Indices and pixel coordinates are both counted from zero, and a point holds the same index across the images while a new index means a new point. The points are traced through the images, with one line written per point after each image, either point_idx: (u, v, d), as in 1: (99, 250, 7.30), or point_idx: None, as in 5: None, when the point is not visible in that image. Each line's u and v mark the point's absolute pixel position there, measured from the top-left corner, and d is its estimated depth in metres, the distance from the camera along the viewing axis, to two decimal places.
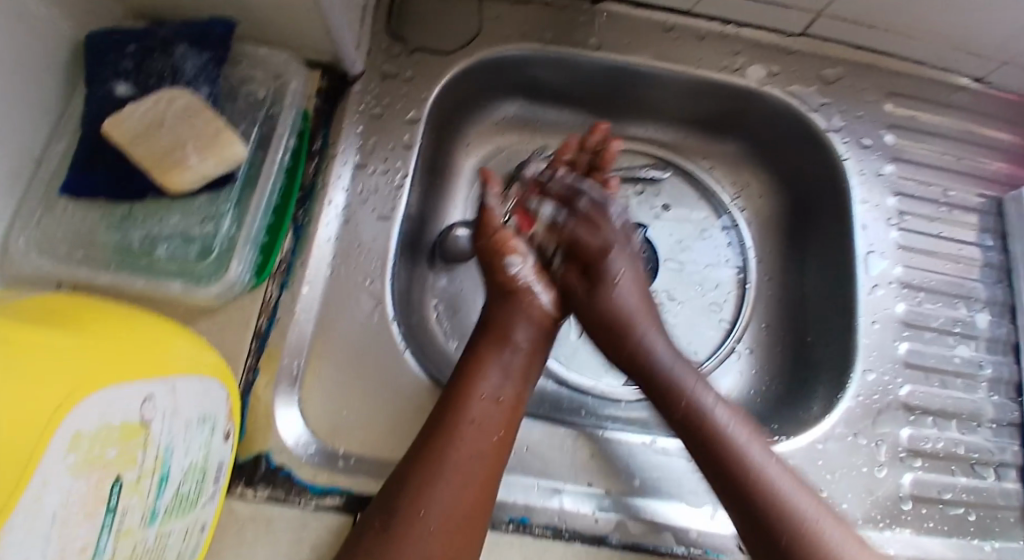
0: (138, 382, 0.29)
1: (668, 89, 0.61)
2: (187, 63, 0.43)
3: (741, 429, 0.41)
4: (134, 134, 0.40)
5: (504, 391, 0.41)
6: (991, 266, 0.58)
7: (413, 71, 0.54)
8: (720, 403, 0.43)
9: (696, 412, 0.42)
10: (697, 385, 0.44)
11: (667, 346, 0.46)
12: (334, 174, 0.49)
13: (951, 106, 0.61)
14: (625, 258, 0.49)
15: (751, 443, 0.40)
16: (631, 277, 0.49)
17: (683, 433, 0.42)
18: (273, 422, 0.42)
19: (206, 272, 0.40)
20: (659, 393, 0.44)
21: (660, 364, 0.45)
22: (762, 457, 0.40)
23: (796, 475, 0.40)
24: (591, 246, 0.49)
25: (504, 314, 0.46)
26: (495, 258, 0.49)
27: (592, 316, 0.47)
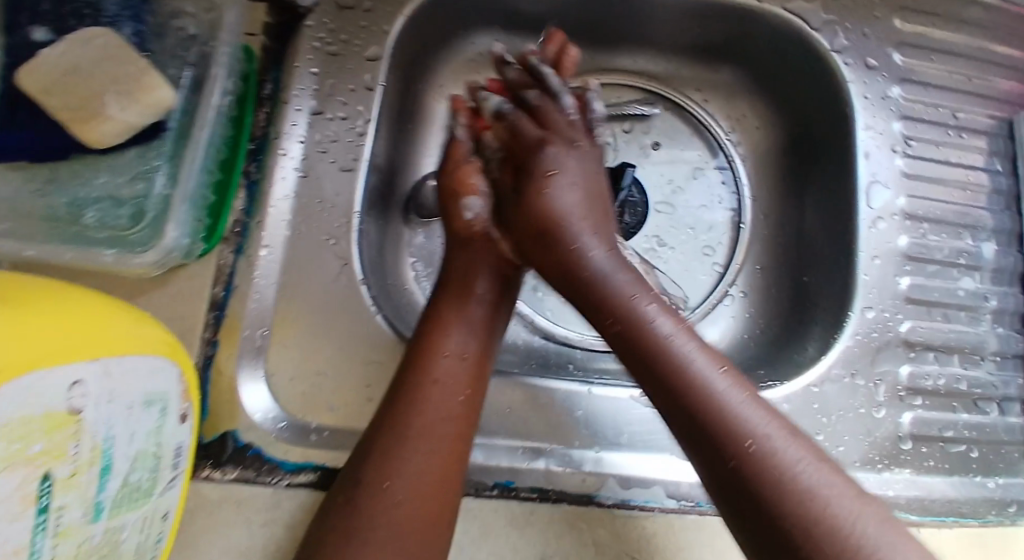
0: (70, 365, 0.26)
1: (659, 10, 0.55)
2: (107, 0, 0.37)
3: (686, 341, 0.36)
4: (48, 84, 0.35)
5: (468, 346, 0.40)
6: (1000, 192, 0.54)
7: (372, 1, 0.48)
8: (662, 314, 0.37)
9: (633, 322, 0.37)
10: (636, 293, 0.38)
11: (607, 255, 0.40)
12: (289, 123, 0.45)
13: (965, 22, 0.56)
14: (569, 154, 0.43)
15: (696, 354, 0.35)
16: (573, 181, 0.42)
17: (623, 350, 0.37)
18: (237, 398, 0.40)
19: (140, 238, 0.35)
20: (593, 306, 0.39)
21: (594, 272, 0.39)
22: (708, 369, 0.34)
23: (751, 388, 0.34)
24: (536, 137, 0.43)
25: (465, 265, 0.43)
26: (451, 200, 0.44)
27: (524, 218, 0.41)
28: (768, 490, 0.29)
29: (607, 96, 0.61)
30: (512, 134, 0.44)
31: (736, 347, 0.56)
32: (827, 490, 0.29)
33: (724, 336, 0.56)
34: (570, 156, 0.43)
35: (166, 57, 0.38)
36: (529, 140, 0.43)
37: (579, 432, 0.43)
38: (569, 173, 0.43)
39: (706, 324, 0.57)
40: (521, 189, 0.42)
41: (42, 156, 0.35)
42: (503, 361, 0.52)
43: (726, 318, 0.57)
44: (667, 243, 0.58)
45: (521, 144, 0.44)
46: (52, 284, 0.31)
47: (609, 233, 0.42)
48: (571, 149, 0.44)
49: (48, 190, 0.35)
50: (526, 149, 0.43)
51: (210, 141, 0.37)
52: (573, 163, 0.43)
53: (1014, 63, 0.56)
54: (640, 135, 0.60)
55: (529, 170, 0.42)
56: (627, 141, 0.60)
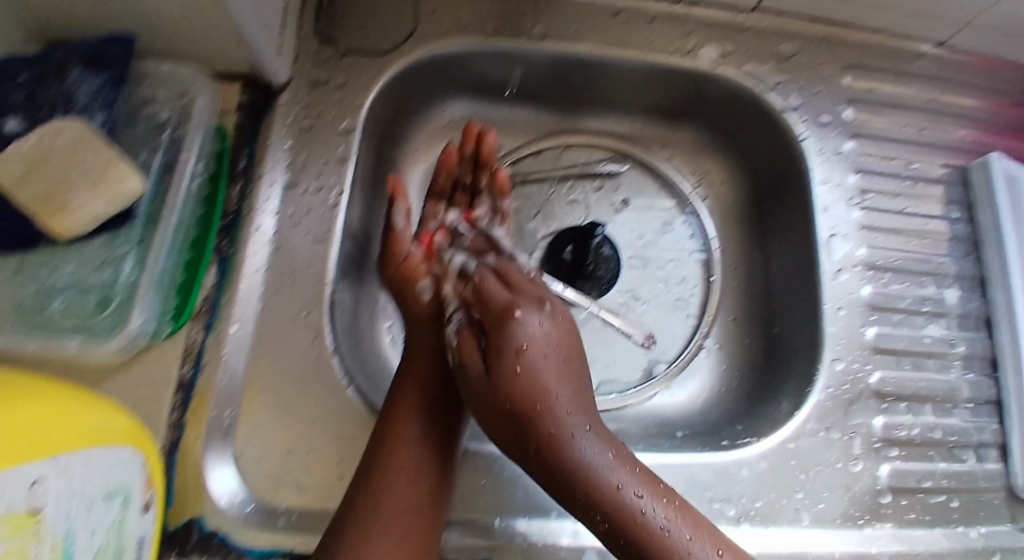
0: (28, 463, 0.25)
1: (625, 76, 0.57)
2: (80, 89, 0.38)
3: (681, 530, 0.34)
4: (15, 175, 0.34)
5: (432, 431, 0.40)
6: (959, 239, 0.56)
7: (344, 76, 0.50)
8: (651, 497, 0.34)
9: (624, 520, 0.34)
10: (624, 480, 0.34)
11: (589, 432, 0.35)
12: (261, 197, 0.45)
13: (913, 75, 0.59)
14: (534, 315, 0.39)
15: (695, 543, 0.33)
16: (546, 347, 0.38)
17: (616, 544, 0.34)
18: (204, 484, 0.39)
19: (106, 326, 0.35)
20: (579, 500, 0.35)
21: (578, 470, 0.34)
22: (710, 558, 0.33)
23: (745, 555, 0.34)
24: (503, 302, 0.41)
25: (423, 348, 0.43)
26: (404, 285, 0.46)
27: (491, 403, 0.36)
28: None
29: (578, 155, 0.62)
30: (479, 295, 0.42)
31: (714, 401, 0.56)
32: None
33: (700, 388, 0.57)
34: (540, 319, 0.39)
35: (137, 142, 0.41)
36: (495, 306, 0.40)
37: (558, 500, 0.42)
38: (539, 340, 0.38)
39: (683, 379, 0.57)
40: (488, 368, 0.37)
41: (9, 246, 0.35)
42: None
43: (701, 373, 0.58)
44: (641, 297, 0.59)
45: (488, 308, 0.41)
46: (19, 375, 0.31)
47: (585, 402, 0.37)
48: (539, 311, 0.40)
49: (16, 279, 0.35)
50: (492, 317, 0.40)
51: (177, 224, 0.39)
52: (543, 325, 0.39)
53: (967, 111, 0.60)
54: (610, 191, 0.62)
55: (497, 347, 0.37)
56: (598, 198, 0.61)
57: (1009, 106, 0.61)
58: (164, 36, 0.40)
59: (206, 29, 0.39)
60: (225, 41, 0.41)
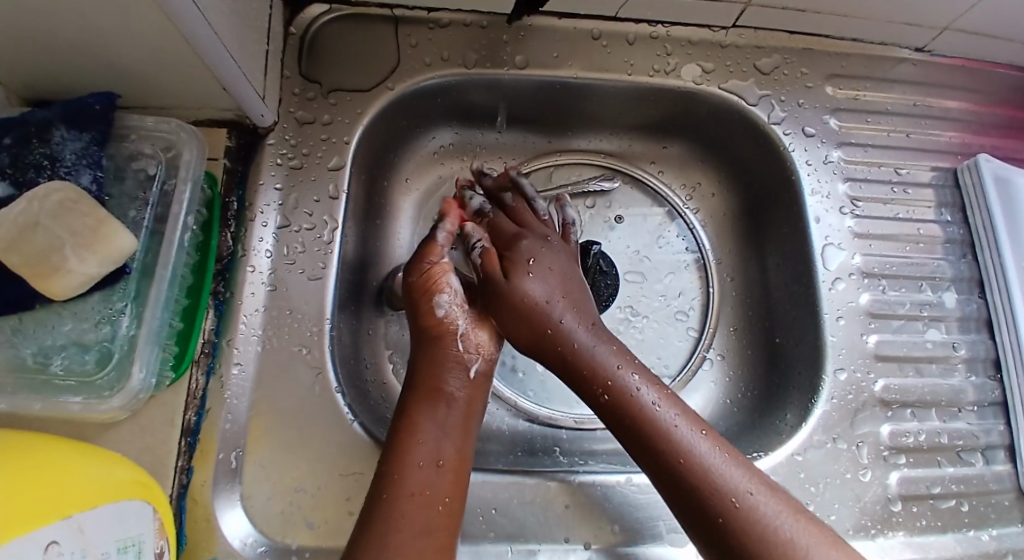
0: (38, 529, 0.26)
1: (609, 97, 0.58)
2: (66, 149, 0.39)
3: (668, 409, 0.39)
4: (5, 242, 0.34)
5: (442, 452, 0.39)
6: (953, 242, 0.57)
7: (331, 114, 0.50)
8: (645, 383, 0.40)
9: (620, 393, 0.40)
10: (620, 366, 0.41)
11: (589, 330, 0.43)
12: (255, 239, 0.46)
13: (895, 81, 0.59)
14: (540, 242, 0.47)
15: (679, 420, 0.39)
16: (554, 269, 0.46)
17: (612, 418, 0.40)
18: (216, 527, 0.39)
19: (107, 382, 0.36)
20: (583, 378, 0.42)
21: (580, 350, 0.42)
22: (691, 433, 0.38)
23: (726, 445, 0.38)
24: (513, 231, 0.48)
25: (429, 363, 0.43)
26: (421, 296, 0.44)
27: (512, 305, 0.43)
28: (753, 546, 0.33)
29: (568, 174, 0.63)
30: (492, 228, 0.49)
31: (719, 413, 0.56)
32: (802, 538, 0.33)
33: (706, 402, 0.57)
34: (547, 247, 0.47)
35: (125, 199, 0.41)
36: (508, 234, 0.48)
37: (569, 526, 0.43)
38: (546, 262, 0.46)
39: (688, 391, 0.57)
40: (506, 275, 0.44)
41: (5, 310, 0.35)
42: (490, 452, 0.51)
43: (707, 384, 0.58)
44: (640, 312, 0.59)
45: (500, 234, 0.48)
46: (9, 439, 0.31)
47: (589, 310, 0.44)
48: (547, 241, 0.48)
49: (15, 341, 0.36)
50: (506, 241, 0.47)
51: (173, 276, 0.39)
52: (550, 251, 0.47)
53: (952, 114, 0.60)
54: (603, 209, 0.62)
55: (511, 260, 0.45)
56: (591, 216, 0.62)
57: (992, 106, 0.61)
58: (151, 90, 0.41)
59: (191, 79, 0.40)
60: (211, 90, 0.41)
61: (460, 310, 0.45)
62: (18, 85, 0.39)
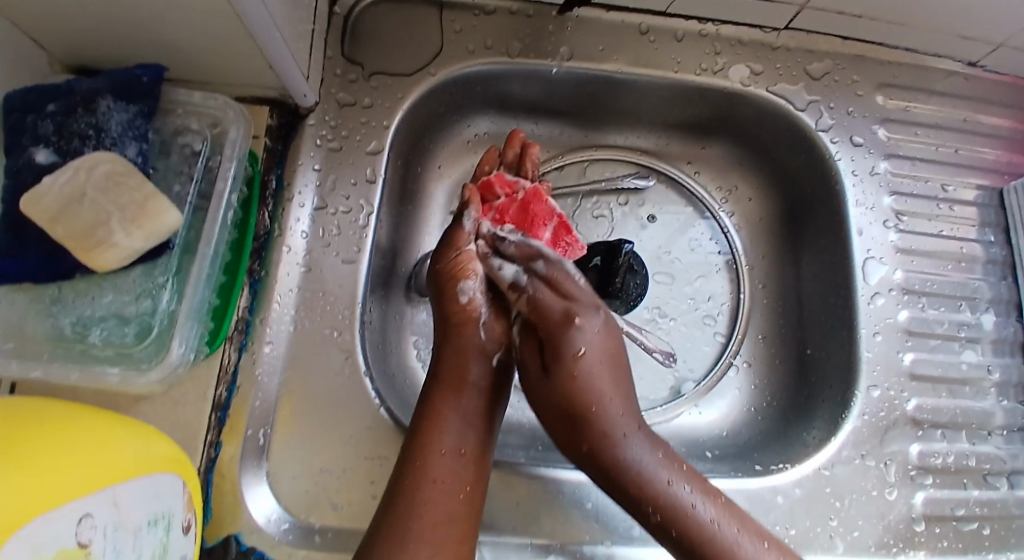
0: (72, 502, 0.26)
1: (651, 94, 0.57)
2: (112, 121, 0.38)
3: (729, 524, 0.37)
4: (53, 212, 0.35)
5: (466, 441, 0.39)
6: (994, 262, 0.55)
7: (371, 97, 0.50)
8: (699, 495, 0.38)
9: (674, 514, 0.37)
10: (672, 478, 0.38)
11: (637, 436, 0.39)
12: (292, 219, 0.46)
13: (945, 94, 0.57)
14: (590, 324, 0.42)
15: (740, 536, 0.37)
16: (601, 354, 0.41)
17: (666, 536, 0.38)
18: (242, 504, 0.39)
19: (145, 356, 0.36)
20: (632, 499, 0.38)
21: (631, 470, 0.38)
22: (753, 548, 0.36)
23: (782, 546, 0.38)
24: (559, 310, 0.42)
25: (458, 353, 0.43)
26: (448, 282, 0.44)
27: (555, 406, 0.40)
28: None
29: (602, 170, 0.62)
30: (535, 301, 0.43)
31: (742, 420, 0.56)
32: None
33: (730, 409, 0.56)
34: (594, 329, 0.42)
35: (170, 173, 0.41)
36: (554, 317, 0.42)
37: (589, 524, 0.43)
38: (592, 346, 0.41)
39: (712, 397, 0.57)
40: (549, 370, 0.41)
41: (46, 278, 0.35)
42: (509, 445, 0.51)
43: (732, 390, 0.57)
44: (667, 314, 0.59)
45: (546, 317, 0.42)
46: (52, 407, 0.31)
47: (632, 401, 0.41)
48: (594, 323, 0.42)
49: (54, 310, 0.36)
50: (550, 329, 0.41)
51: (214, 255, 0.39)
52: (596, 333, 0.42)
53: (999, 132, 0.58)
54: (635, 207, 0.61)
55: (556, 354, 0.41)
56: (623, 214, 0.61)
57: None
58: (199, 64, 0.40)
59: (239, 55, 0.39)
60: (259, 66, 0.41)
61: (486, 296, 0.45)
62: (68, 51, 0.39)
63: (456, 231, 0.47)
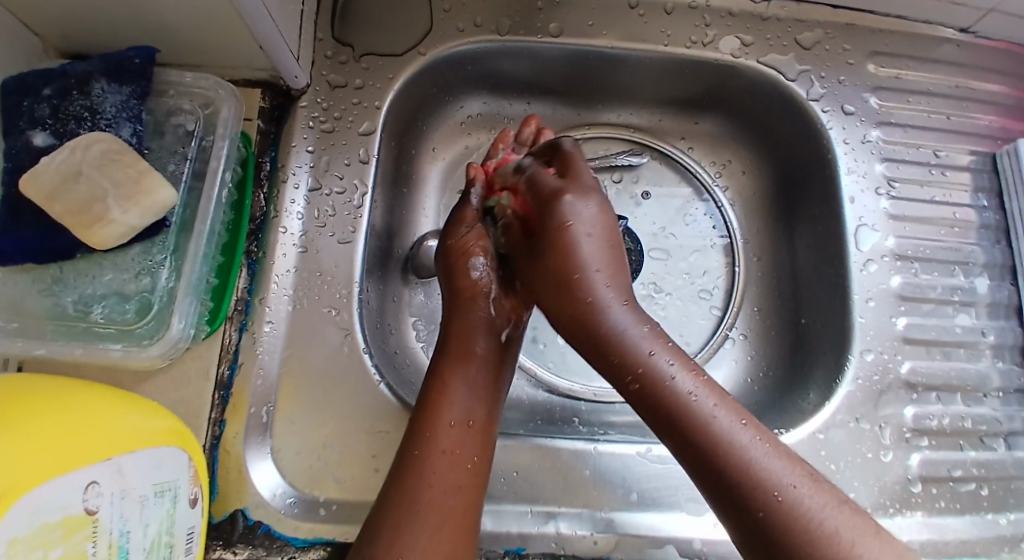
0: (78, 470, 0.27)
1: (642, 68, 0.57)
2: (106, 102, 0.39)
3: (707, 398, 0.35)
4: (50, 191, 0.35)
5: (473, 413, 0.40)
6: (988, 227, 0.55)
7: (363, 78, 0.50)
8: (680, 368, 0.36)
9: (651, 380, 0.36)
10: (653, 349, 0.37)
11: (623, 309, 0.39)
12: (288, 200, 0.46)
13: (938, 60, 0.57)
14: (583, 200, 0.42)
15: (720, 410, 0.34)
16: (599, 237, 0.42)
17: (644, 408, 0.36)
18: (247, 477, 0.40)
19: (145, 330, 0.37)
20: (611, 362, 0.38)
21: (611, 330, 0.38)
22: (731, 422, 0.34)
23: (772, 438, 0.34)
24: (553, 187, 0.43)
25: (464, 325, 0.44)
26: (456, 259, 0.46)
27: (546, 270, 0.41)
28: (801, 543, 0.29)
29: (595, 148, 0.62)
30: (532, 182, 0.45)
31: (739, 391, 0.56)
32: (850, 533, 0.29)
33: (727, 379, 0.57)
34: (590, 205, 0.42)
35: (164, 153, 0.42)
36: (545, 190, 0.43)
37: (590, 491, 0.44)
38: (589, 225, 0.42)
39: (709, 369, 0.57)
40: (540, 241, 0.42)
41: (46, 258, 0.36)
42: (510, 420, 0.52)
43: (728, 361, 0.58)
44: (664, 289, 0.59)
45: (539, 192, 0.43)
46: (50, 384, 0.31)
47: (626, 286, 0.41)
48: (590, 199, 0.42)
49: (56, 289, 0.37)
50: (544, 200, 0.43)
51: (211, 231, 0.40)
52: (593, 211, 0.42)
53: (992, 97, 0.58)
54: (630, 184, 0.62)
55: (548, 220, 0.42)
56: (618, 190, 0.61)
57: None
58: (189, 45, 0.41)
59: (230, 36, 0.40)
60: (249, 47, 0.41)
61: (494, 275, 0.46)
62: (59, 34, 0.40)
63: (463, 208, 0.48)
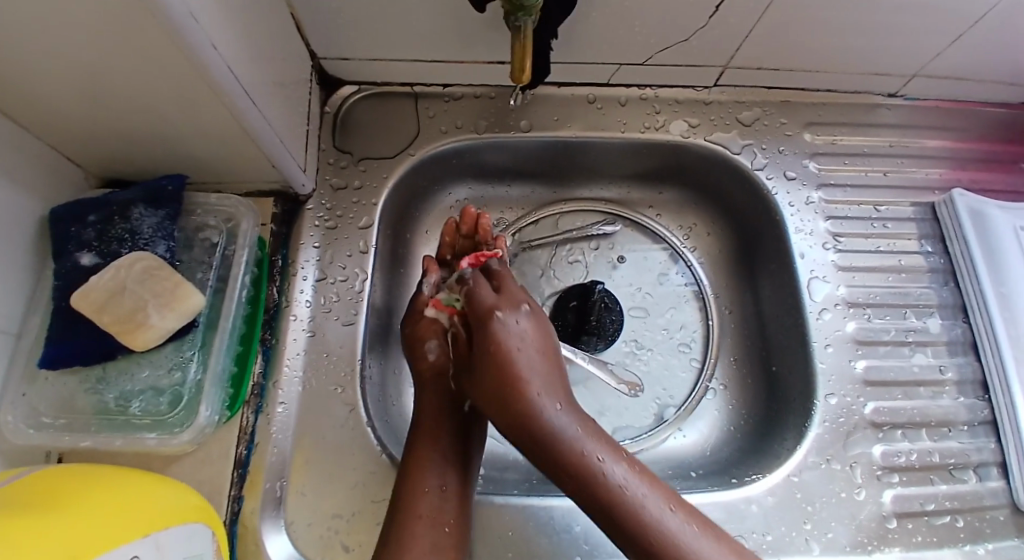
0: (121, 547, 0.31)
1: (606, 151, 0.64)
2: (144, 224, 0.46)
3: (638, 485, 0.41)
4: (100, 304, 0.42)
5: (447, 481, 0.44)
6: (936, 270, 0.60)
7: (361, 180, 0.58)
8: (612, 460, 0.42)
9: (587, 480, 0.41)
10: (590, 448, 0.42)
11: (561, 410, 0.44)
12: (297, 291, 0.53)
13: (873, 125, 0.65)
14: (513, 311, 0.49)
15: (650, 498, 0.40)
16: (529, 343, 0.47)
17: (585, 503, 0.41)
18: (263, 550, 0.44)
19: (178, 420, 0.43)
20: (553, 466, 0.42)
21: (551, 436, 0.42)
22: (661, 510, 0.40)
23: (697, 516, 0.41)
24: (489, 304, 0.49)
25: (433, 409, 0.48)
26: (414, 344, 0.52)
27: (487, 382, 0.45)
28: None
29: (574, 221, 0.68)
30: (469, 297, 0.50)
31: (723, 439, 0.60)
32: None
33: (710, 429, 0.61)
34: (520, 318, 0.49)
35: (193, 264, 0.49)
36: (481, 310, 0.49)
37: (579, 547, 0.47)
38: (522, 337, 0.47)
39: (693, 419, 0.61)
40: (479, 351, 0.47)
41: (94, 360, 0.42)
42: (507, 480, 0.55)
43: (711, 411, 0.62)
44: (644, 345, 0.64)
45: (478, 309, 0.49)
46: (93, 473, 0.37)
47: (560, 386, 0.46)
48: (520, 310, 0.49)
49: (99, 387, 0.43)
50: (480, 315, 0.49)
51: (232, 327, 0.47)
52: (524, 323, 0.49)
53: (931, 152, 0.65)
54: (606, 250, 0.68)
55: (486, 335, 0.47)
56: (596, 257, 0.67)
57: (970, 142, 0.66)
58: (211, 169, 0.48)
59: (246, 160, 0.47)
60: (262, 166, 0.49)
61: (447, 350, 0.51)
62: (102, 168, 0.47)
63: (417, 298, 0.55)
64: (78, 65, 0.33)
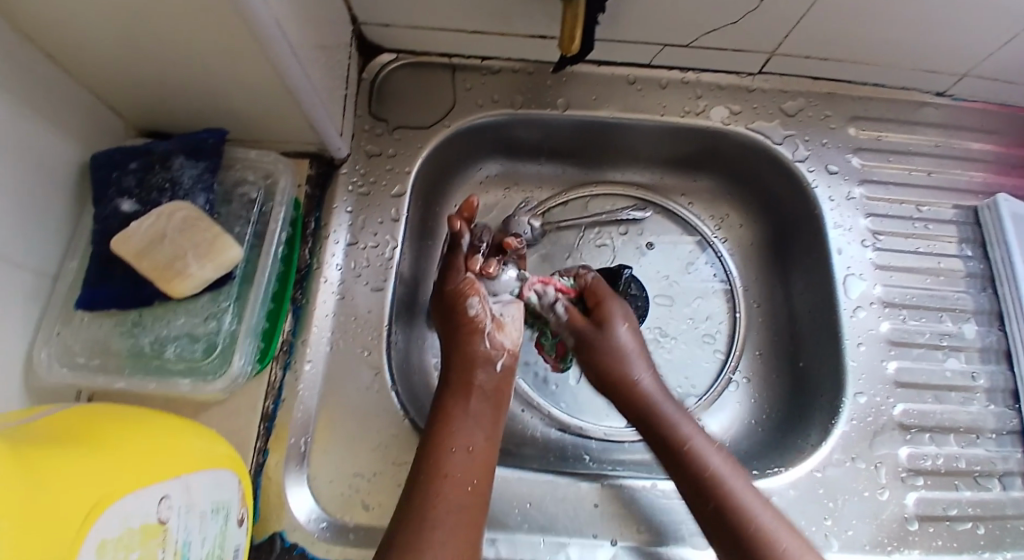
0: (152, 485, 0.32)
1: (643, 134, 0.63)
2: (184, 175, 0.46)
3: (735, 477, 0.45)
4: (139, 250, 0.43)
5: (474, 440, 0.44)
6: (974, 275, 0.59)
7: (395, 148, 0.58)
8: (713, 451, 0.46)
9: (691, 455, 0.46)
10: (695, 433, 0.48)
11: (669, 400, 0.50)
12: (328, 254, 0.53)
13: (918, 123, 0.63)
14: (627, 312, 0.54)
15: (744, 490, 0.44)
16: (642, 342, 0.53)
17: (683, 477, 0.46)
18: (286, 502, 0.45)
19: (212, 368, 0.44)
20: (661, 438, 0.48)
21: (660, 414, 0.49)
22: (754, 500, 0.43)
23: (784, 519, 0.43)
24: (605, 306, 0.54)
25: (466, 358, 0.47)
26: (456, 299, 0.49)
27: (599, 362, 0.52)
28: None
29: (604, 204, 0.68)
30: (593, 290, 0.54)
31: (742, 431, 0.60)
32: None
33: (730, 421, 0.60)
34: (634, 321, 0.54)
35: (231, 218, 0.49)
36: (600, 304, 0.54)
37: (596, 524, 0.47)
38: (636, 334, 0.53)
39: (714, 410, 0.61)
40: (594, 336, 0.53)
41: (130, 304, 0.43)
42: (524, 455, 0.55)
43: (732, 404, 0.61)
44: (668, 333, 0.63)
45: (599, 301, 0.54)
46: (128, 413, 0.38)
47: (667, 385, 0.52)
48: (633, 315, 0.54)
49: (135, 330, 0.44)
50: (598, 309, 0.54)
51: (267, 282, 0.47)
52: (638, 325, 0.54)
53: (976, 155, 0.63)
54: (635, 236, 0.67)
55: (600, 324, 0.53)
56: (624, 242, 0.66)
57: (1018, 147, 0.63)
58: (251, 125, 0.49)
59: (285, 119, 0.47)
60: (301, 126, 0.49)
61: (487, 310, 0.49)
62: (143, 118, 0.48)
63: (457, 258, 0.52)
64: (131, 12, 0.33)
